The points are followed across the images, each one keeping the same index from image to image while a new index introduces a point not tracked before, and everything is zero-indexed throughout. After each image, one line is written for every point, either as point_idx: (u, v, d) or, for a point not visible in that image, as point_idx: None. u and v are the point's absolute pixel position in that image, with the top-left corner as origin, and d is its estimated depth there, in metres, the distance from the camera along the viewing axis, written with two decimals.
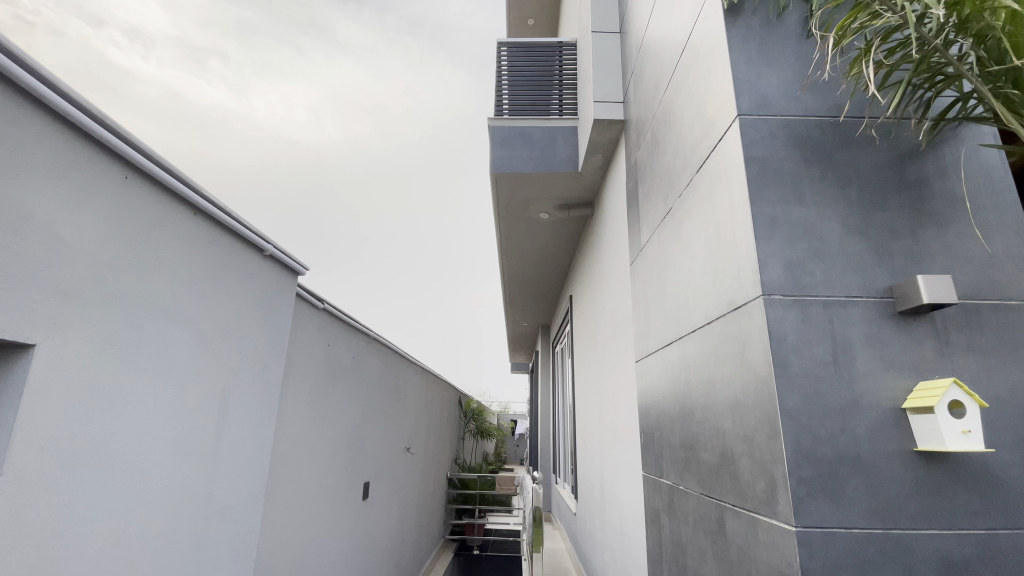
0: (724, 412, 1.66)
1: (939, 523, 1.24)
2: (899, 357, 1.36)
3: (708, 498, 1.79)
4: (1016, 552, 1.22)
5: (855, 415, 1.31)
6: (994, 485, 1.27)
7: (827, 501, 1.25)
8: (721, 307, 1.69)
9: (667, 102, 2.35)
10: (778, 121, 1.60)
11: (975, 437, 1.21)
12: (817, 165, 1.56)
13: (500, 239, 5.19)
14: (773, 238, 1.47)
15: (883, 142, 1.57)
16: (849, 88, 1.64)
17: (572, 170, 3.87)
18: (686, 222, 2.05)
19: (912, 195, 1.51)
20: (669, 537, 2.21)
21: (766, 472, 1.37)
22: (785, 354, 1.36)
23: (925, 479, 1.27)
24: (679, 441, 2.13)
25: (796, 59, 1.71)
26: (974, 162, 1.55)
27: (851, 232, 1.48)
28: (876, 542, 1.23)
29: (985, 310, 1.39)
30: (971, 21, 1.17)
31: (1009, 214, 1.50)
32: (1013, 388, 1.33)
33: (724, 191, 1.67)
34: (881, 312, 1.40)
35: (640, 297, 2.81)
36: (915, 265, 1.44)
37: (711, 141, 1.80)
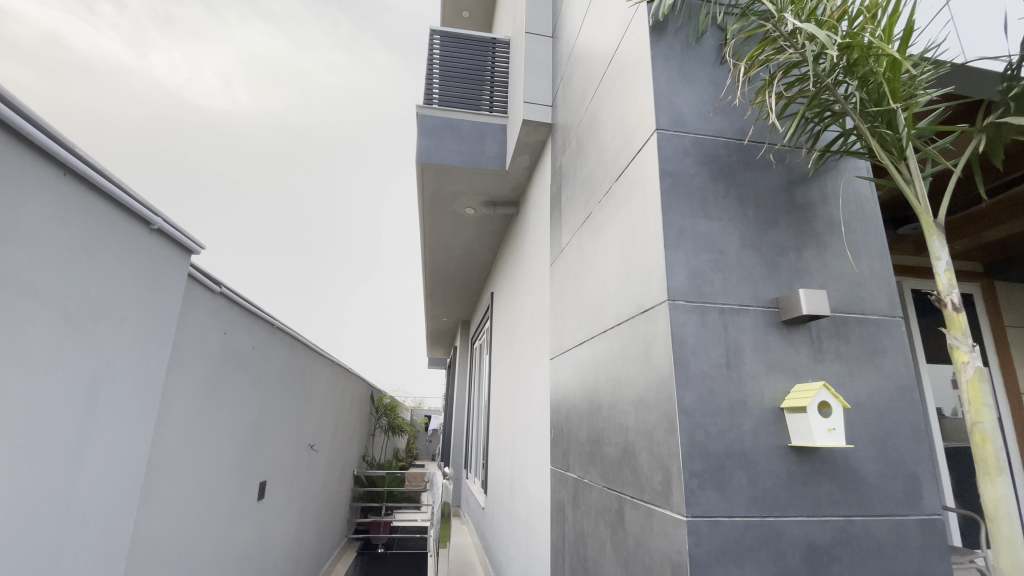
0: (628, 409, 1.75)
1: (806, 510, 1.39)
2: (781, 362, 1.51)
3: (610, 491, 1.88)
4: (865, 534, 1.40)
5: (742, 413, 1.44)
6: (851, 475, 1.44)
7: (713, 491, 1.36)
8: (630, 309, 1.78)
9: (593, 111, 2.43)
10: (691, 139, 1.71)
11: (838, 433, 1.37)
12: (723, 182, 1.68)
13: (423, 230, 5.07)
14: (681, 247, 1.56)
15: (778, 167, 1.73)
16: (754, 114, 1.79)
17: (499, 168, 3.87)
18: (603, 226, 2.13)
19: (799, 216, 1.68)
20: (572, 529, 2.28)
21: (662, 466, 1.46)
22: (685, 355, 1.45)
23: (796, 470, 1.42)
24: (586, 437, 2.21)
25: (711, 82, 1.84)
26: (851, 191, 1.76)
27: (746, 246, 1.61)
28: (754, 529, 1.35)
29: (851, 322, 1.58)
30: (858, 64, 1.32)
31: (875, 239, 1.72)
32: (869, 391, 1.53)
33: (640, 199, 1.75)
34: (768, 321, 1.54)
35: (558, 297, 2.88)
36: (798, 280, 1.60)
37: (631, 152, 1.88)
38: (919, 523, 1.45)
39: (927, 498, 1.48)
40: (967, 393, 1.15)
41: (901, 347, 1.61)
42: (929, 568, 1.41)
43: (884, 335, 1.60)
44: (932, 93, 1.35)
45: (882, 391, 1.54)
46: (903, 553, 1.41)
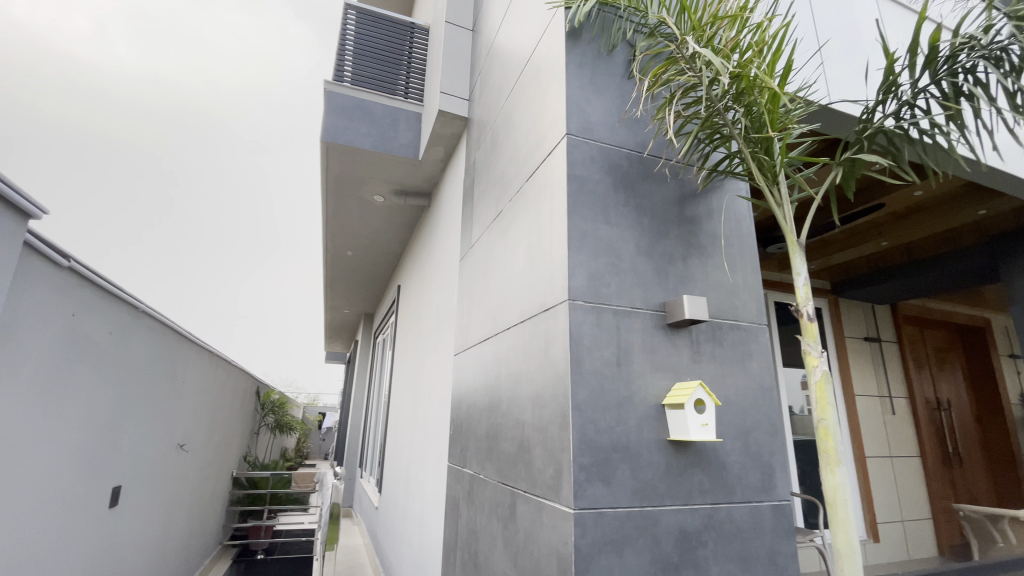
0: (526, 405, 1.78)
1: (679, 499, 1.51)
2: (666, 362, 1.62)
3: (504, 486, 1.90)
4: (728, 520, 1.55)
5: (628, 409, 1.52)
6: (719, 466, 1.59)
7: (599, 484, 1.42)
8: (533, 308, 1.81)
9: (508, 110, 2.44)
10: (598, 147, 1.77)
11: (709, 428, 1.49)
12: (624, 191, 1.77)
13: (326, 215, 4.79)
14: (583, 249, 1.62)
15: (672, 182, 1.86)
16: (654, 130, 1.91)
17: (412, 157, 3.77)
18: (512, 225, 2.15)
19: (687, 228, 1.81)
20: (465, 525, 2.29)
21: (554, 460, 1.51)
22: (581, 353, 1.50)
23: (673, 462, 1.53)
24: (484, 433, 2.22)
25: (620, 93, 1.92)
26: (732, 210, 1.93)
27: (640, 252, 1.71)
28: (633, 519, 1.43)
29: (726, 327, 1.75)
30: (745, 93, 1.46)
31: (750, 254, 1.91)
32: (737, 390, 1.70)
33: (548, 200, 1.79)
34: (657, 324, 1.65)
35: (465, 293, 2.86)
36: (684, 287, 1.73)
37: (542, 153, 1.92)
38: (772, 509, 1.63)
39: (780, 486, 1.67)
40: (815, 393, 1.32)
41: (765, 352, 1.81)
42: (777, 548, 1.60)
43: (751, 339, 1.78)
44: (802, 128, 1.53)
45: (749, 392, 1.72)
46: (758, 535, 1.58)
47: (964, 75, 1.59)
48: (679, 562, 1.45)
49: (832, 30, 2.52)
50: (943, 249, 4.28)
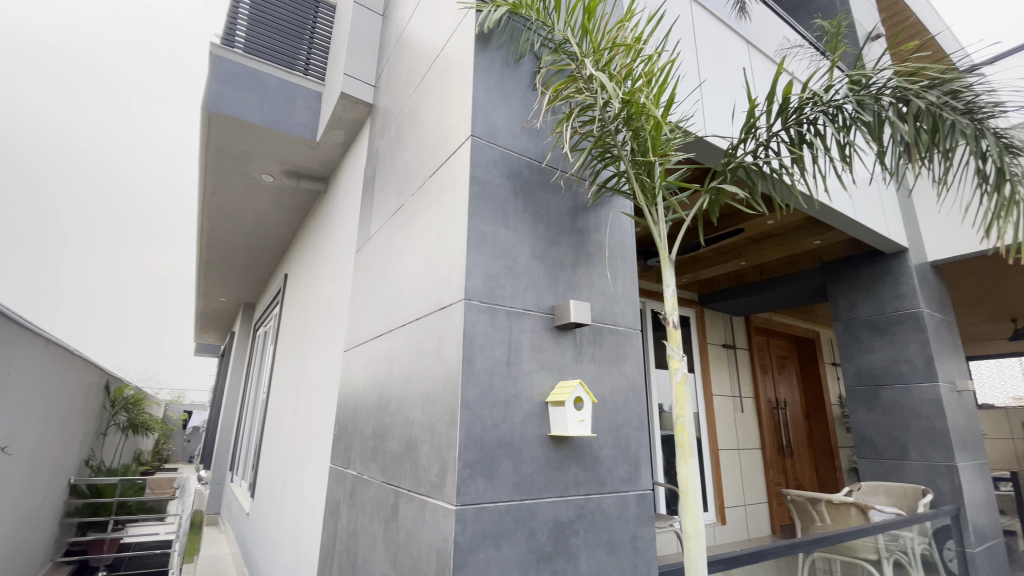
0: (415, 403, 1.77)
1: (556, 491, 1.60)
2: (551, 361, 1.71)
3: (387, 485, 1.87)
4: (598, 509, 1.68)
5: (514, 407, 1.58)
6: (593, 460, 1.71)
7: (482, 480, 1.46)
8: (428, 306, 1.81)
9: (413, 103, 2.41)
10: (500, 151, 1.82)
11: (586, 424, 1.61)
12: (523, 196, 1.83)
13: (204, 190, 4.32)
14: (480, 250, 1.65)
15: (566, 192, 1.97)
16: (552, 142, 2.00)
17: (309, 138, 3.56)
18: (412, 221, 2.13)
19: (578, 237, 1.93)
20: (345, 527, 2.21)
21: (440, 458, 1.52)
22: (473, 352, 1.53)
23: (552, 457, 1.62)
24: (370, 433, 2.16)
25: (524, 102, 1.98)
26: (617, 225, 2.10)
27: (535, 257, 1.78)
28: (513, 512, 1.49)
29: (606, 331, 1.89)
30: (633, 118, 1.59)
31: (630, 265, 2.08)
32: (612, 390, 1.84)
33: (450, 200, 1.80)
34: (545, 325, 1.73)
35: (358, 286, 2.77)
36: (571, 292, 1.84)
37: (445, 151, 1.92)
38: (637, 497, 1.80)
39: (644, 477, 1.84)
40: (675, 392, 1.47)
41: (638, 354, 1.98)
42: (639, 533, 1.76)
43: (627, 343, 1.95)
44: (678, 156, 1.71)
45: (623, 391, 1.87)
46: (623, 522, 1.73)
47: (807, 125, 1.89)
48: (552, 551, 1.54)
49: (709, 70, 2.84)
50: (785, 271, 5.06)
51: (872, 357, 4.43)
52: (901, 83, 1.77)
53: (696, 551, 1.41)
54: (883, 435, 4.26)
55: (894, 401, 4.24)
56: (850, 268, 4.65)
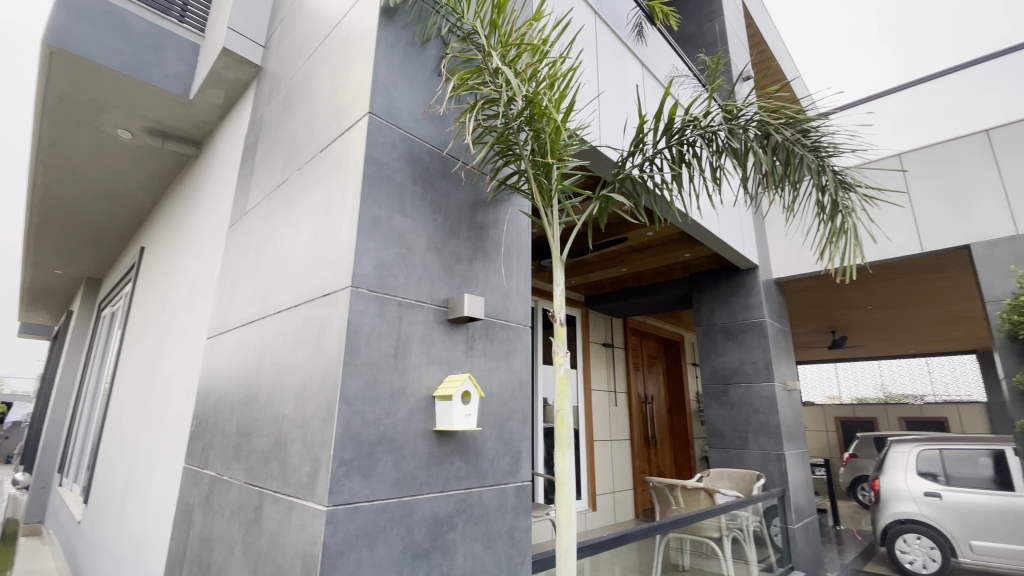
0: (288, 397, 1.63)
1: (437, 487, 1.57)
2: (440, 355, 1.68)
3: (250, 487, 1.70)
4: (478, 503, 1.68)
5: (399, 402, 1.52)
6: (476, 454, 1.71)
7: (359, 478, 1.38)
8: (310, 292, 1.67)
9: (307, 71, 2.22)
10: (399, 133, 1.73)
11: (472, 419, 1.60)
12: (422, 184, 1.76)
13: (37, 139, 3.58)
14: (373, 236, 1.56)
15: (467, 184, 1.94)
16: (455, 132, 1.96)
17: (181, 95, 3.13)
18: (297, 198, 1.96)
19: (475, 231, 1.91)
20: (197, 534, 1.98)
21: (313, 456, 1.41)
22: (357, 343, 1.44)
23: (435, 453, 1.59)
24: (234, 429, 1.95)
25: (429, 86, 1.91)
26: (514, 222, 2.12)
27: (431, 248, 1.73)
28: (390, 510, 1.44)
29: (498, 327, 1.90)
30: (535, 119, 1.62)
31: (524, 263, 2.12)
32: (500, 384, 1.86)
33: (341, 179, 1.68)
34: (437, 318, 1.69)
35: (230, 265, 2.49)
36: (465, 286, 1.82)
37: (340, 127, 1.79)
38: (516, 489, 1.83)
39: (524, 469, 1.89)
40: (558, 386, 1.52)
41: (527, 350, 2.02)
42: (516, 524, 1.80)
43: (517, 339, 1.98)
44: (574, 162, 1.78)
45: (510, 385, 1.90)
46: (501, 514, 1.76)
47: (687, 147, 2.08)
48: (429, 547, 1.51)
49: (608, 84, 3.00)
50: (660, 279, 5.54)
51: (725, 358, 5.02)
52: (764, 118, 2.01)
53: (567, 540, 1.47)
54: (730, 427, 4.86)
55: (740, 398, 4.85)
56: (712, 281, 5.22)
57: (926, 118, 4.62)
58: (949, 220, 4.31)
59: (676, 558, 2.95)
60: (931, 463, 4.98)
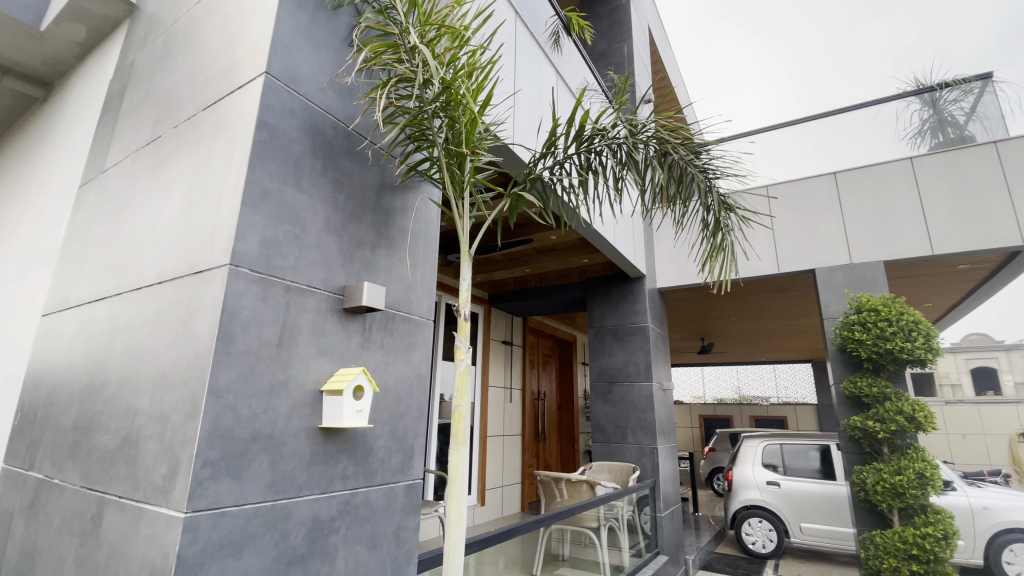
0: (144, 388, 1.41)
1: (318, 488, 1.46)
2: (332, 346, 1.55)
3: (87, 493, 1.45)
4: (364, 504, 1.59)
5: (280, 396, 1.38)
6: (365, 452, 1.62)
7: (227, 480, 1.23)
8: (179, 268, 1.46)
9: (193, 18, 1.94)
10: (300, 101, 1.58)
11: (362, 415, 1.51)
12: (322, 160, 1.62)
13: None
14: (260, 211, 1.40)
15: (374, 166, 1.83)
16: (364, 107, 1.83)
17: (28, 25, 2.59)
18: (170, 160, 1.70)
19: (380, 217, 1.81)
20: (13, 549, 1.64)
21: (170, 455, 1.23)
22: (233, 329, 1.28)
23: (319, 451, 1.47)
24: (71, 424, 1.65)
25: (338, 56, 1.77)
26: (422, 211, 2.04)
27: (328, 229, 1.60)
28: (262, 514, 1.30)
29: (398, 319, 1.82)
30: (451, 107, 1.57)
31: (431, 254, 2.05)
32: (396, 379, 1.77)
33: (227, 143, 1.48)
34: (331, 306, 1.57)
35: (79, 231, 2.11)
36: (364, 274, 1.71)
37: (229, 85, 1.59)
38: (405, 488, 1.77)
39: (415, 467, 1.82)
40: (458, 382, 1.48)
41: (427, 344, 1.96)
42: (403, 524, 1.73)
43: (417, 332, 1.90)
44: (488, 156, 1.75)
45: (407, 380, 1.82)
46: (388, 514, 1.68)
47: (596, 155, 2.16)
48: (305, 553, 1.39)
49: (524, 83, 3.02)
50: (558, 281, 5.73)
51: (611, 358, 5.33)
52: (664, 137, 2.15)
53: (456, 538, 1.44)
54: (612, 423, 5.17)
55: (622, 396, 5.18)
56: (606, 286, 5.51)
57: (792, 155, 5.29)
58: (803, 246, 4.97)
59: (557, 549, 3.06)
60: (773, 455, 5.71)
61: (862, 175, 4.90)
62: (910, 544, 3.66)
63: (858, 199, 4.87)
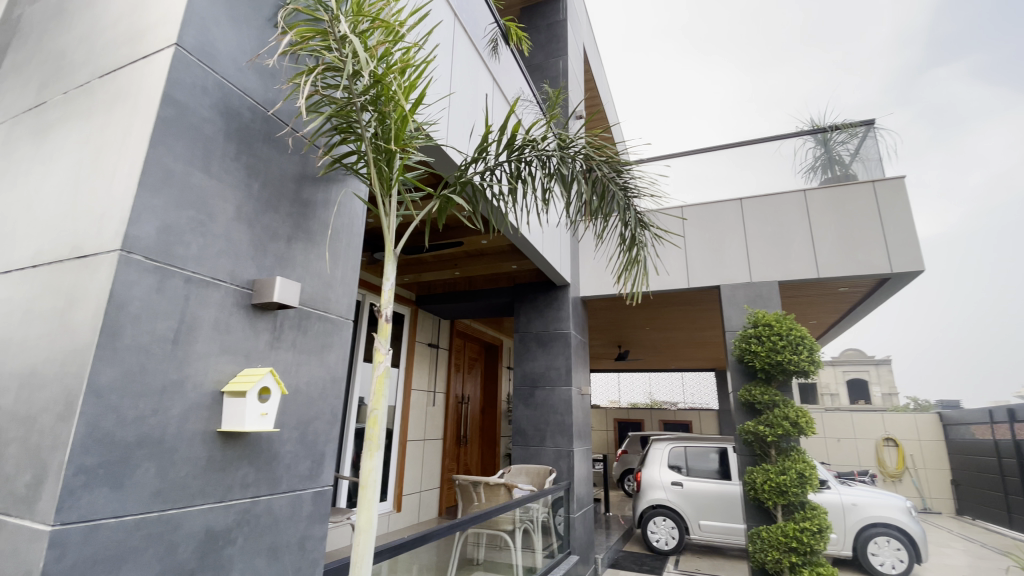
0: (7, 386, 1.23)
1: (214, 496, 1.35)
2: (237, 344, 1.45)
3: None
4: (265, 513, 1.49)
5: (173, 397, 1.26)
6: (269, 458, 1.52)
7: (105, 489, 1.10)
8: (59, 251, 1.29)
9: None
10: (214, 79, 1.46)
11: (268, 419, 1.42)
12: (237, 144, 1.51)
13: None
14: (161, 194, 1.27)
15: (294, 155, 1.73)
16: (286, 92, 1.73)
17: None
18: (56, 129, 1.51)
19: (298, 209, 1.72)
20: None
21: (36, 461, 1.09)
22: (121, 322, 1.16)
23: (217, 456, 1.36)
24: None
25: (260, 37, 1.66)
26: (347, 206, 1.96)
27: (239, 219, 1.49)
28: (145, 527, 1.18)
29: (313, 317, 1.74)
30: (382, 102, 1.53)
31: (353, 252, 1.98)
32: (308, 381, 1.69)
33: (125, 117, 1.34)
34: (238, 301, 1.47)
35: None
36: (278, 269, 1.62)
37: (131, 54, 1.44)
38: (313, 495, 1.68)
39: (325, 473, 1.74)
40: (374, 385, 1.44)
41: (344, 345, 1.88)
42: (308, 533, 1.65)
43: (334, 332, 1.83)
44: (418, 155, 1.73)
45: (320, 382, 1.74)
46: (292, 523, 1.59)
47: (526, 164, 2.19)
48: (195, 568, 1.29)
49: (460, 86, 3.02)
50: (487, 285, 5.76)
51: (534, 363, 5.43)
52: (590, 153, 2.24)
53: (364, 546, 1.39)
54: (532, 427, 5.26)
55: (543, 400, 5.29)
56: (532, 293, 5.60)
57: (706, 180, 5.72)
58: (712, 264, 5.37)
59: (472, 553, 3.05)
60: (678, 457, 6.10)
61: (764, 203, 5.39)
62: (791, 538, 4.05)
63: (759, 224, 5.34)
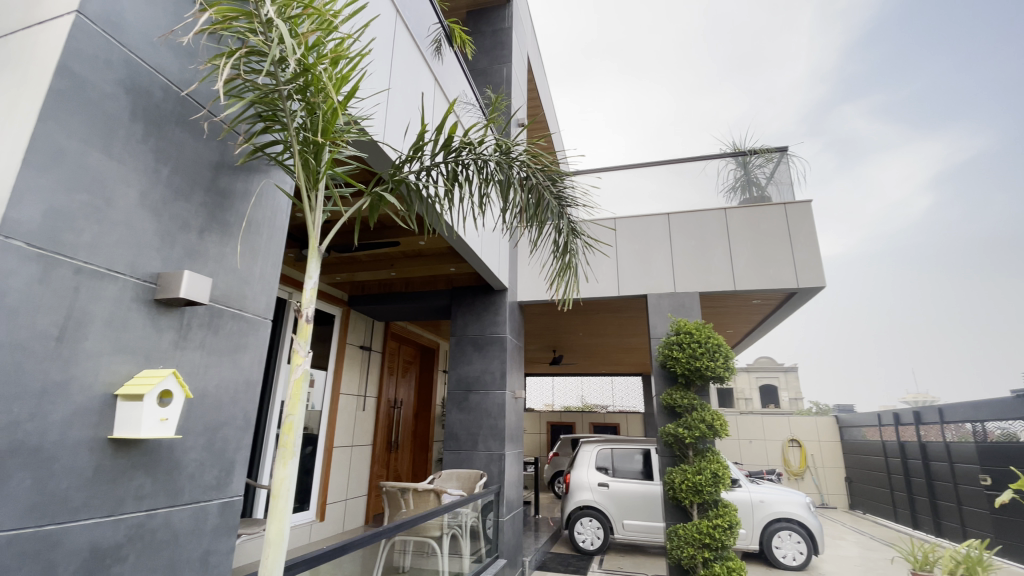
0: None
1: (102, 510, 1.22)
2: (136, 343, 1.33)
3: None
4: (163, 526, 1.37)
5: (56, 400, 1.13)
6: (171, 467, 1.40)
7: None
8: None
9: None
10: (120, 53, 1.33)
11: (168, 424, 1.32)
12: (145, 125, 1.39)
13: None
14: (49, 174, 1.14)
15: (212, 142, 1.61)
16: (204, 73, 1.61)
17: None
18: None
19: (214, 199, 1.60)
20: None
21: None
22: None
23: (107, 465, 1.24)
24: None
25: (177, 12, 1.54)
26: (269, 199, 1.85)
27: (143, 207, 1.37)
28: (16, 546, 1.05)
29: (226, 316, 1.62)
30: (310, 91, 1.47)
31: (275, 247, 1.87)
32: (218, 384, 1.57)
33: (10, 85, 1.19)
34: (138, 296, 1.35)
35: None
36: (188, 263, 1.50)
37: (20, 16, 1.28)
38: (220, 506, 1.57)
39: (234, 482, 1.63)
40: (291, 389, 1.36)
41: (261, 346, 1.77)
42: (213, 547, 1.53)
43: (249, 332, 1.72)
44: (348, 149, 1.67)
45: (232, 386, 1.63)
46: (195, 537, 1.47)
47: (462, 166, 2.17)
48: None
49: (398, 84, 2.96)
50: (423, 287, 5.66)
51: (469, 367, 5.41)
52: (527, 159, 2.26)
53: (274, 559, 1.31)
54: (464, 431, 5.23)
55: (476, 403, 5.28)
56: (470, 296, 5.58)
57: (639, 194, 5.99)
58: (642, 274, 5.62)
59: (396, 561, 2.97)
60: (605, 459, 6.29)
61: (690, 218, 5.72)
62: (704, 534, 4.30)
63: (684, 238, 5.65)
